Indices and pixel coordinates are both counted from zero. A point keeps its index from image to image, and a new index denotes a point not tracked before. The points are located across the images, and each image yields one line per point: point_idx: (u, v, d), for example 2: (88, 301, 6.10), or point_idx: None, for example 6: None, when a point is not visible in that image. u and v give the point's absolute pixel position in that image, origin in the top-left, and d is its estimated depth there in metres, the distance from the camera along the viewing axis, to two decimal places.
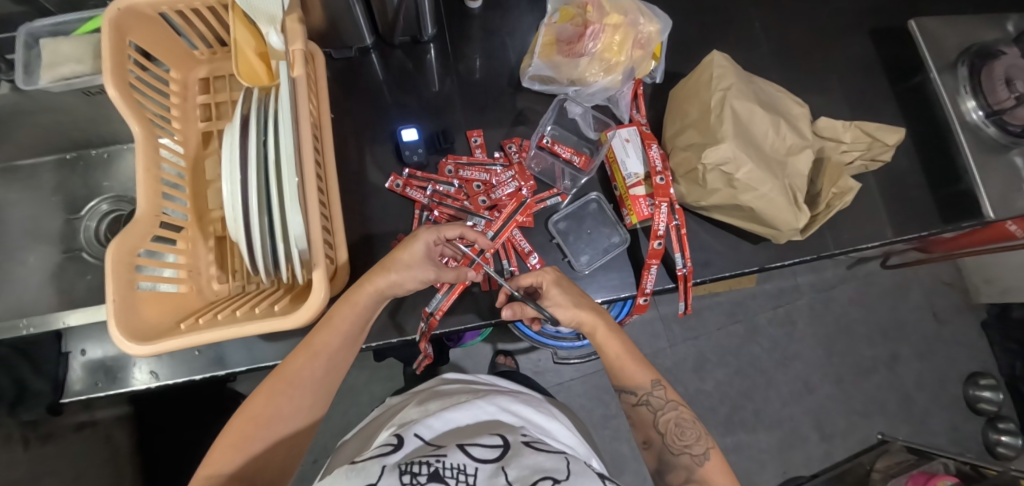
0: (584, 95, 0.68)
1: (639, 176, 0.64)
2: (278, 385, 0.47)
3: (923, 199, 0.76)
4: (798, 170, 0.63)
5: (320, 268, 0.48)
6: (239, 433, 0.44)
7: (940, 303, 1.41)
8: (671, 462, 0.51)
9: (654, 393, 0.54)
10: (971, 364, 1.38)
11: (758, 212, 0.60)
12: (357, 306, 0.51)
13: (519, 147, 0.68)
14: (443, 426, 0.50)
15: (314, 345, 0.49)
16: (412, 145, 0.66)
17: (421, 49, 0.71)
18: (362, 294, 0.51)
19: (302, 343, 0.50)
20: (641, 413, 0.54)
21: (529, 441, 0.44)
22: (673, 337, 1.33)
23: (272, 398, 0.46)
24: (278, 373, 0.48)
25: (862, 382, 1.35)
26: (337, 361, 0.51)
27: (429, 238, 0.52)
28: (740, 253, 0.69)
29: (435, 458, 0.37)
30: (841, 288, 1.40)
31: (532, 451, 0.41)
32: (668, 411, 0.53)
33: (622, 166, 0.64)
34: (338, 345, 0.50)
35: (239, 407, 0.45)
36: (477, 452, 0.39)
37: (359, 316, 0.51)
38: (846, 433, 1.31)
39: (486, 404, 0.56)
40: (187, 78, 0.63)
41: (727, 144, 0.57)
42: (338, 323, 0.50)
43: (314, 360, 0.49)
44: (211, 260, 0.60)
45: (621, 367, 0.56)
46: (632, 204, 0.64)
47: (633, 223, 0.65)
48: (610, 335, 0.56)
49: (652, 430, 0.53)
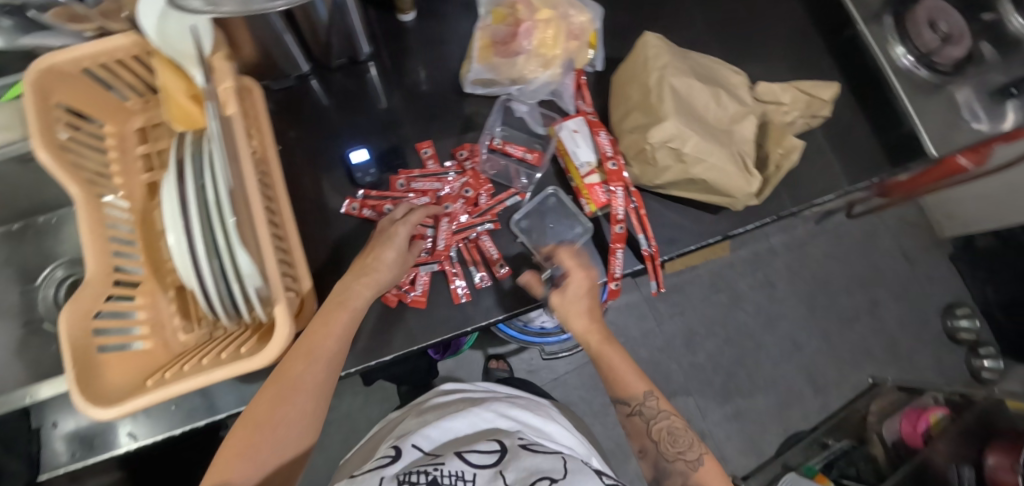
0: (527, 93, 0.67)
1: (591, 164, 0.65)
2: (281, 390, 0.48)
3: (871, 146, 0.79)
4: (744, 137, 0.65)
5: (281, 303, 0.47)
6: (247, 438, 0.46)
7: (909, 244, 1.46)
8: (666, 468, 0.54)
9: (648, 403, 0.57)
10: (946, 298, 1.44)
11: (711, 183, 0.62)
12: (350, 308, 0.53)
13: (470, 153, 0.67)
14: (441, 436, 0.54)
15: (312, 351, 0.50)
16: (363, 167, 0.65)
17: (361, 68, 0.71)
18: (356, 299, 0.53)
19: (298, 348, 0.50)
20: (635, 422, 0.56)
21: (525, 444, 0.49)
22: (660, 315, 1.34)
23: (274, 402, 0.48)
24: (280, 378, 0.49)
25: (847, 331, 1.39)
26: (336, 363, 0.51)
27: (406, 231, 0.58)
28: (704, 225, 0.70)
29: (433, 468, 0.44)
30: (813, 244, 1.43)
31: (529, 454, 0.46)
32: (661, 421, 0.56)
33: (573, 157, 0.65)
34: (337, 350, 0.51)
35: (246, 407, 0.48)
36: (473, 459, 0.45)
37: (353, 318, 0.53)
38: (839, 382, 1.35)
39: (484, 410, 0.58)
40: (123, 130, 0.62)
41: (670, 121, 0.58)
42: (333, 327, 0.51)
43: (313, 365, 0.49)
44: (174, 311, 0.58)
45: (617, 379, 0.58)
46: (588, 192, 0.65)
47: (593, 211, 0.65)
48: (604, 344, 0.59)
49: (646, 439, 0.56)
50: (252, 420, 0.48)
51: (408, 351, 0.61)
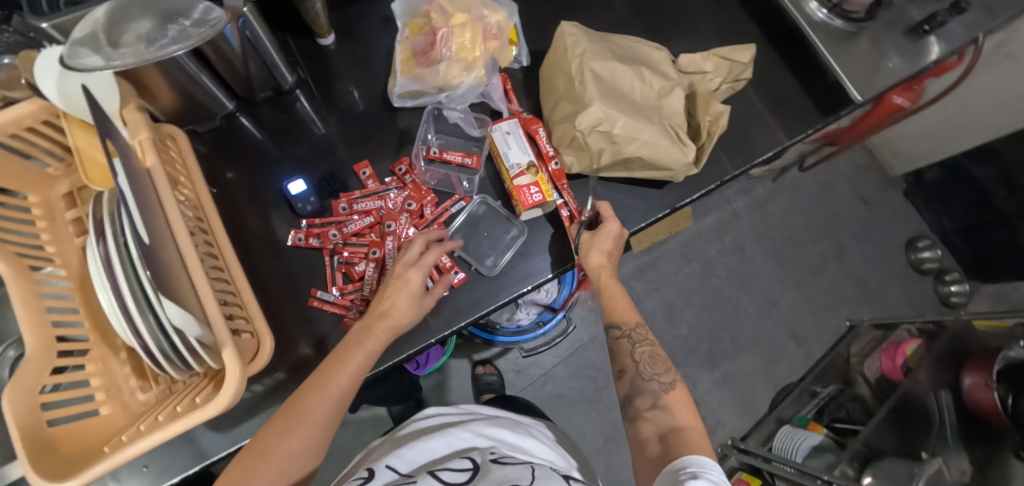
0: (455, 98, 0.67)
1: (522, 166, 0.64)
2: (290, 422, 0.47)
3: (801, 99, 0.81)
4: (673, 109, 0.66)
5: (229, 348, 0.46)
6: (245, 469, 0.44)
7: (863, 186, 1.52)
8: (642, 386, 0.56)
9: (637, 330, 0.60)
10: (906, 233, 1.49)
11: (646, 158, 0.63)
12: (365, 348, 0.53)
13: (408, 167, 0.67)
14: (415, 456, 0.53)
15: (327, 388, 0.50)
16: (302, 196, 0.64)
17: (288, 98, 0.70)
18: (373, 340, 0.54)
19: (307, 386, 0.50)
20: (620, 343, 0.60)
21: (497, 458, 0.49)
22: (637, 294, 1.36)
23: (280, 434, 0.46)
24: (288, 411, 0.48)
25: (818, 280, 1.43)
26: (345, 403, 0.51)
27: (430, 254, 0.59)
28: (652, 200, 0.72)
29: None
30: (774, 201, 1.47)
31: (498, 466, 0.46)
32: (644, 344, 0.59)
33: (505, 159, 0.64)
34: (348, 386, 0.51)
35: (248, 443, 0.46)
36: (446, 476, 0.44)
37: (367, 360, 0.53)
38: (818, 330, 1.39)
39: (460, 431, 0.58)
40: (49, 198, 0.59)
41: (595, 106, 0.59)
42: (348, 365, 0.51)
43: (325, 398, 0.49)
44: (129, 372, 0.57)
45: (613, 305, 0.62)
46: (518, 194, 0.63)
47: (523, 214, 0.64)
48: (610, 283, 0.63)
49: (627, 358, 0.59)
50: (256, 451, 0.46)
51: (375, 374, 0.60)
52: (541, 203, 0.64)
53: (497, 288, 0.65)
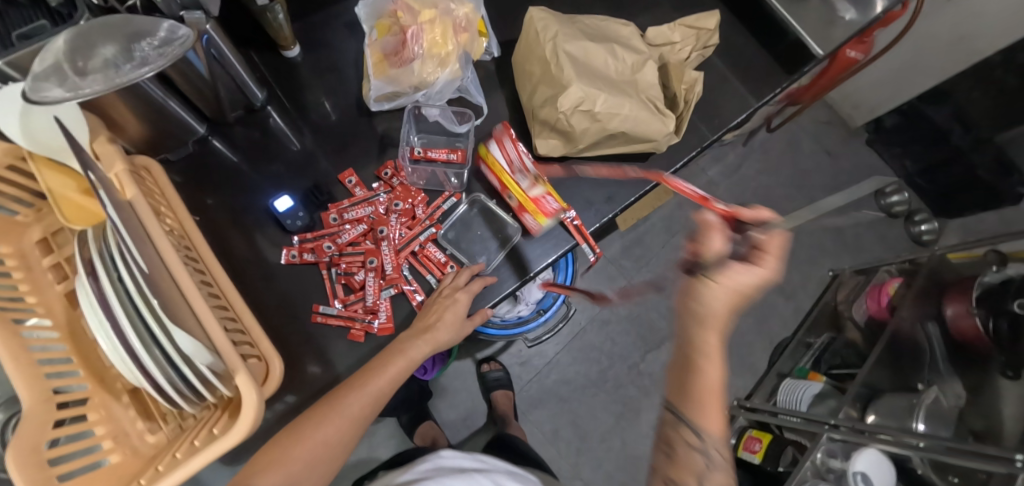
0: (433, 95, 0.66)
1: (533, 178, 0.62)
2: (328, 413, 0.50)
3: (766, 60, 0.84)
4: (649, 82, 0.67)
5: (242, 372, 0.44)
6: (281, 451, 0.47)
7: (828, 141, 1.58)
8: None
9: (717, 449, 0.54)
10: (874, 180, 1.56)
11: (629, 133, 0.64)
12: (408, 355, 0.56)
13: (394, 170, 0.66)
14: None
15: (365, 386, 0.52)
16: (290, 212, 0.62)
17: (260, 115, 0.68)
18: (416, 349, 0.57)
19: (351, 382, 0.53)
20: (692, 455, 0.53)
21: None
22: (628, 272, 1.38)
23: (314, 423, 0.49)
24: (328, 404, 0.51)
25: (798, 235, 1.48)
26: (380, 399, 0.54)
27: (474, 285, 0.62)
28: (638, 175, 0.73)
29: None
30: (746, 165, 1.52)
31: None
32: (717, 471, 0.53)
33: (510, 172, 0.63)
34: (386, 382, 0.53)
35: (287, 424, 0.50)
36: None
37: (406, 366, 0.56)
38: (804, 283, 1.44)
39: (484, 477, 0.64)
40: (21, 245, 0.55)
41: (574, 86, 0.60)
42: (390, 369, 0.54)
43: (363, 397, 0.52)
44: (134, 414, 0.55)
45: (701, 400, 0.53)
46: (534, 206, 0.61)
47: (540, 224, 0.62)
48: (711, 366, 0.53)
49: (692, 476, 0.53)
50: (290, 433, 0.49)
51: None
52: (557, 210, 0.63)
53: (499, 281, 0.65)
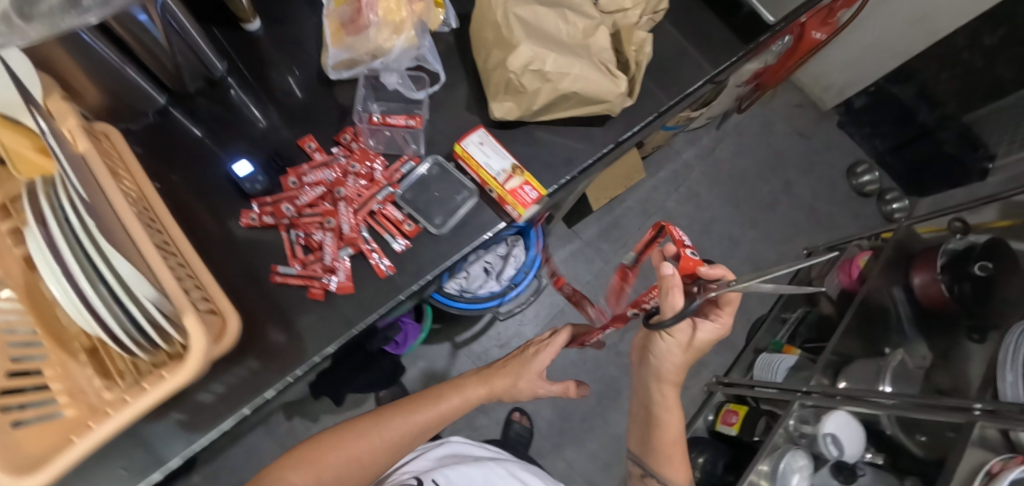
0: (390, 63, 0.67)
1: (507, 170, 0.65)
2: (376, 429, 0.69)
3: (721, 30, 0.86)
4: (601, 46, 0.69)
5: (192, 316, 0.46)
6: (334, 452, 0.67)
7: (800, 123, 1.61)
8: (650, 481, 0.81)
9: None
10: (846, 161, 1.59)
11: (581, 93, 0.66)
12: (455, 398, 0.73)
13: (353, 135, 0.68)
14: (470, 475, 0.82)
15: (409, 418, 0.71)
16: (250, 177, 0.63)
17: (221, 87, 0.69)
18: (469, 394, 0.74)
19: (399, 410, 0.71)
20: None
21: None
22: (605, 254, 1.40)
23: (371, 428, 0.70)
24: (378, 423, 0.70)
25: (772, 215, 1.50)
26: (421, 430, 0.72)
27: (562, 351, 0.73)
28: (596, 139, 0.75)
29: None
30: (721, 147, 1.54)
31: None
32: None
33: (488, 168, 0.64)
34: (426, 418, 0.72)
35: (347, 432, 0.70)
36: None
37: (449, 408, 0.73)
38: (780, 262, 1.46)
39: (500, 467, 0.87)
40: None
41: (524, 45, 0.62)
42: (438, 407, 0.72)
43: (404, 423, 0.70)
44: (92, 374, 0.55)
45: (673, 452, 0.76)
46: (513, 197, 0.64)
47: (521, 215, 0.64)
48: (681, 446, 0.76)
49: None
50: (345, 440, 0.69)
51: (349, 336, 0.61)
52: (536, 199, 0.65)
53: (460, 241, 0.66)
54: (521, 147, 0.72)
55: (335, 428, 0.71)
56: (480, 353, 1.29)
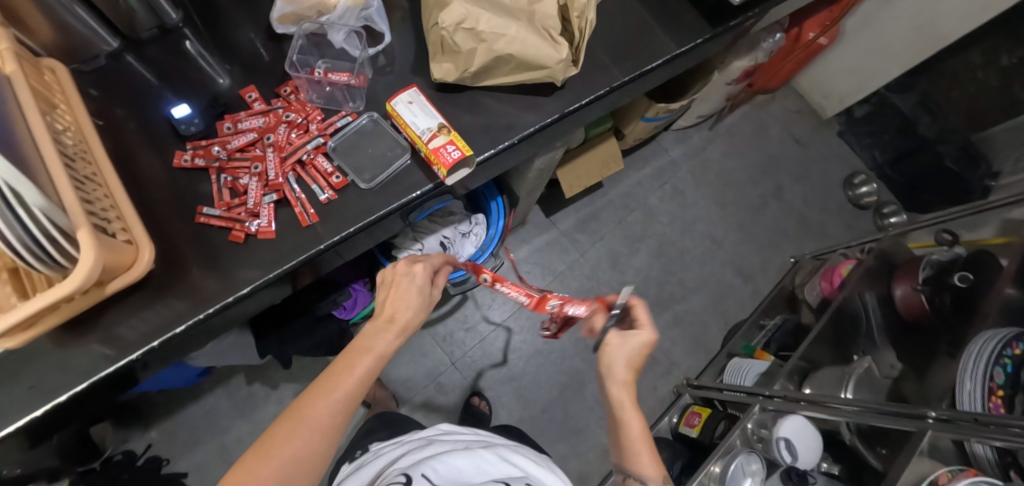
0: (336, 20, 0.69)
1: (433, 129, 0.63)
2: (294, 420, 0.46)
3: (688, 14, 0.85)
4: (546, 11, 0.67)
5: (84, 229, 0.47)
6: (245, 469, 0.42)
7: (797, 128, 1.56)
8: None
9: None
10: (843, 170, 1.54)
11: (518, 56, 0.65)
12: (374, 351, 0.55)
13: (293, 89, 0.68)
14: (447, 470, 0.57)
15: (332, 384, 0.49)
16: (186, 119, 0.64)
17: (175, 37, 0.71)
18: (379, 341, 0.56)
19: (316, 383, 0.50)
20: None
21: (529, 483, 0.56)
22: (582, 246, 1.37)
23: (285, 435, 0.45)
24: (292, 410, 0.47)
25: (759, 219, 1.46)
26: (352, 402, 0.50)
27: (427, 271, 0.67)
28: (542, 109, 0.74)
29: None
30: (710, 148, 1.51)
31: None
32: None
33: (413, 126, 0.64)
34: (354, 388, 0.51)
35: (251, 442, 0.45)
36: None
37: (370, 367, 0.54)
38: (764, 267, 1.42)
39: (487, 454, 0.61)
40: None
41: (456, 4, 0.62)
42: (356, 367, 0.52)
43: (329, 397, 0.49)
44: (7, 292, 0.56)
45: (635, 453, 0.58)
46: (435, 157, 0.62)
47: (446, 175, 0.63)
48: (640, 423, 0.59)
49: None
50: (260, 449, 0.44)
51: (264, 281, 0.61)
52: (460, 161, 0.64)
53: (383, 200, 0.65)
54: (464, 112, 0.72)
55: (230, 473, 0.43)
56: (445, 335, 1.27)
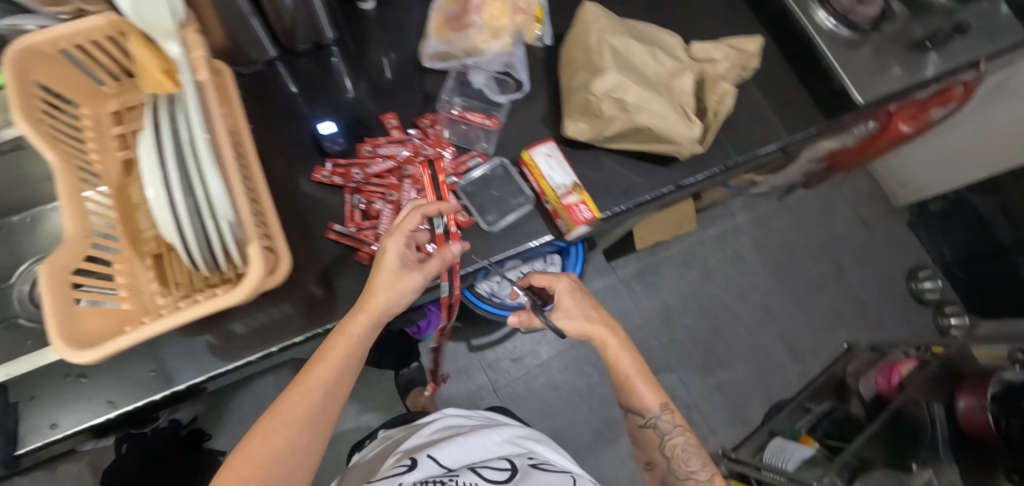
0: (482, 63, 0.73)
1: (567, 185, 0.66)
2: (273, 426, 0.49)
3: (805, 102, 0.86)
4: (684, 90, 0.71)
5: (256, 243, 0.49)
6: (238, 475, 0.46)
7: (866, 212, 1.55)
8: (675, 480, 0.66)
9: (664, 418, 0.67)
10: (907, 262, 1.52)
11: (654, 130, 0.67)
12: (350, 336, 0.53)
13: (432, 121, 0.72)
14: (456, 450, 0.66)
15: (309, 384, 0.51)
16: (331, 137, 0.67)
17: (325, 53, 0.75)
18: (354, 325, 0.53)
19: (294, 381, 0.52)
20: (649, 434, 0.67)
21: (534, 464, 0.65)
22: (636, 295, 1.38)
23: (263, 439, 0.48)
24: (275, 413, 0.50)
25: (817, 298, 1.45)
26: (334, 393, 0.53)
27: (398, 245, 0.52)
28: (657, 177, 0.75)
29: (451, 478, 0.57)
30: (777, 218, 1.50)
31: (536, 472, 0.62)
32: (675, 436, 0.66)
33: (549, 180, 0.66)
34: (334, 378, 0.53)
35: (235, 448, 0.48)
36: (489, 475, 0.59)
37: (354, 347, 0.54)
38: (815, 347, 1.40)
39: (492, 434, 0.71)
40: (98, 114, 0.64)
41: (611, 73, 0.64)
42: (332, 357, 0.52)
43: (309, 396, 0.51)
44: (151, 277, 0.60)
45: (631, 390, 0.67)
46: (567, 212, 0.65)
47: (571, 231, 0.66)
48: (621, 355, 0.66)
49: (656, 452, 0.67)
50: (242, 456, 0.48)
51: None
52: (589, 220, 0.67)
53: (503, 245, 0.67)
54: (585, 169, 0.74)
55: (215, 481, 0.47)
56: (492, 361, 1.28)
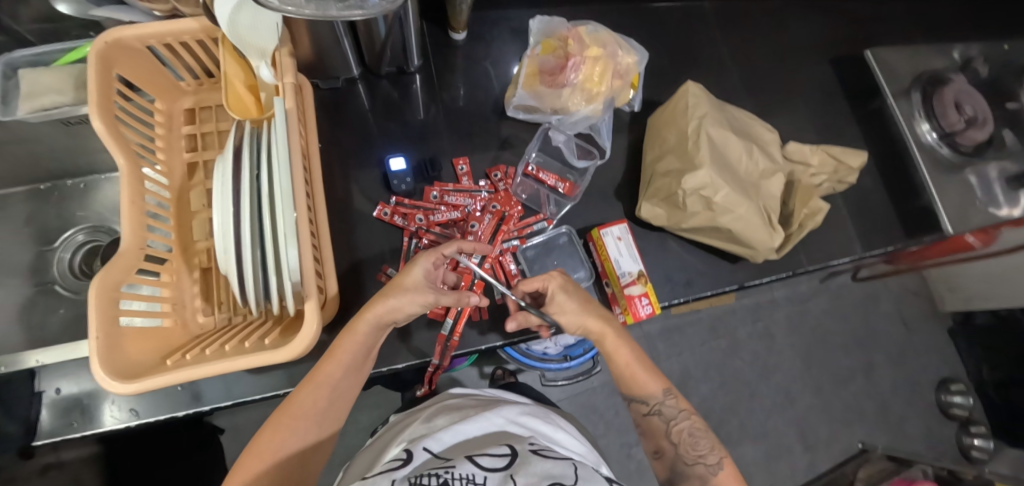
0: (567, 123, 0.68)
1: (633, 274, 0.63)
2: (283, 421, 0.46)
3: (889, 215, 0.81)
4: (770, 193, 0.66)
5: (314, 303, 0.46)
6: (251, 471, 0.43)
7: (909, 312, 1.49)
8: (684, 471, 0.51)
9: (667, 403, 0.54)
10: (941, 372, 1.46)
11: (736, 233, 0.63)
12: (358, 333, 0.49)
13: (504, 175, 0.69)
14: (452, 438, 0.47)
15: (317, 375, 0.49)
16: (400, 175, 0.66)
17: (407, 79, 0.72)
18: (362, 322, 0.49)
19: (308, 374, 0.49)
20: (653, 422, 0.53)
21: (536, 449, 0.41)
22: (657, 353, 1.34)
23: (281, 432, 0.46)
24: (285, 407, 0.47)
25: (840, 391, 1.40)
26: (341, 390, 0.50)
27: (428, 261, 0.52)
28: (722, 271, 0.72)
29: (444, 469, 0.35)
30: (815, 301, 1.45)
31: (539, 457, 0.38)
32: (681, 421, 0.53)
33: (615, 265, 0.63)
34: (342, 374, 0.49)
35: (247, 445, 0.45)
36: (485, 461, 0.36)
37: (362, 344, 0.50)
38: (829, 442, 1.35)
39: (493, 416, 0.52)
40: (172, 109, 0.63)
41: (705, 170, 0.60)
42: (341, 354, 0.49)
43: (319, 390, 0.48)
44: (195, 292, 0.58)
45: (631, 377, 0.55)
46: (627, 305, 0.62)
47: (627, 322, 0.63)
48: (619, 341, 0.55)
49: (664, 440, 0.53)
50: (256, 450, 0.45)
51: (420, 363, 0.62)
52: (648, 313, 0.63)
53: None
54: (650, 250, 0.70)
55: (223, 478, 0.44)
56: None
